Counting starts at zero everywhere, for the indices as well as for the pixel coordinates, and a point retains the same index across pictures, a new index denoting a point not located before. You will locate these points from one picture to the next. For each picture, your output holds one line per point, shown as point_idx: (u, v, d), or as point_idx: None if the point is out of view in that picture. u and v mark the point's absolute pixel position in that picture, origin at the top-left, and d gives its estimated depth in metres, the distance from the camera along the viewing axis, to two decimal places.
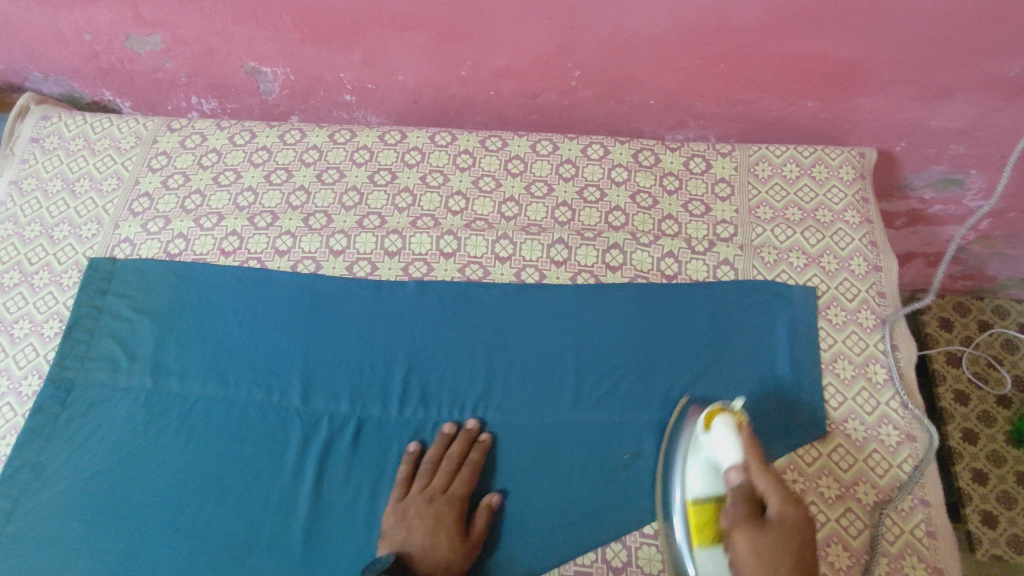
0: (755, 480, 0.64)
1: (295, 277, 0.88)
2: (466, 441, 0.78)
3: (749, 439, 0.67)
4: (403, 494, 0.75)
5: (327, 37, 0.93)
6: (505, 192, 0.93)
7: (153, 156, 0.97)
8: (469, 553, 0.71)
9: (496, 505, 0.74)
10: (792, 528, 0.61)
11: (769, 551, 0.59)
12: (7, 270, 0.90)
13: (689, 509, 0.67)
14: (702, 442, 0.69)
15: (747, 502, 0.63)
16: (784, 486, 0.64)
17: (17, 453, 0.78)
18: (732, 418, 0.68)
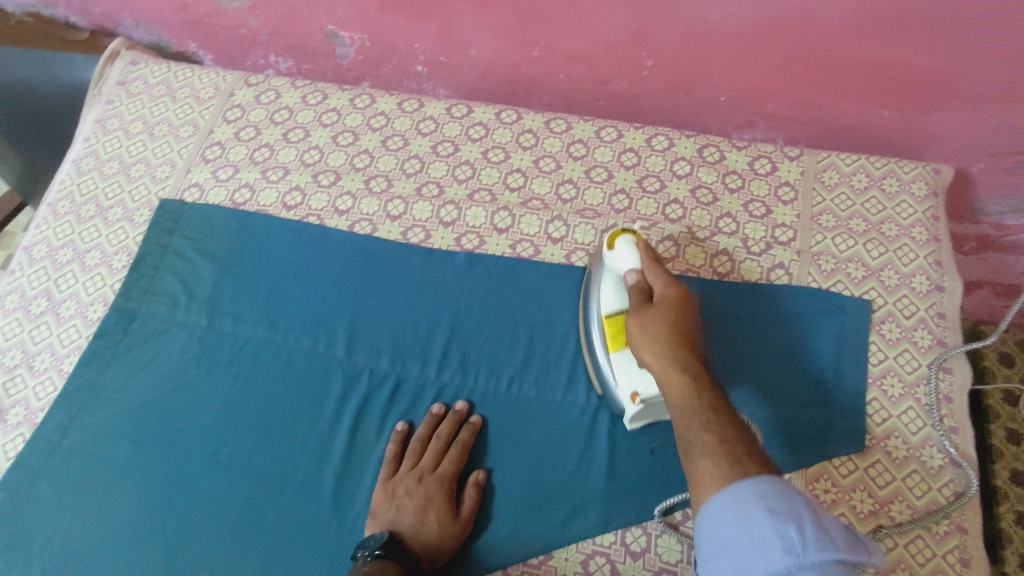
0: (648, 277, 0.71)
1: (352, 236, 0.90)
2: (455, 423, 0.78)
3: (644, 249, 0.73)
4: (392, 471, 0.76)
5: (406, 6, 0.95)
6: (564, 174, 0.94)
7: (229, 107, 1.00)
8: (458, 532, 0.71)
9: (483, 481, 0.75)
10: (673, 302, 0.67)
11: (654, 325, 0.65)
12: (85, 203, 0.94)
13: (606, 324, 0.76)
14: (608, 264, 0.76)
15: (642, 294, 0.70)
16: (670, 276, 0.70)
17: (79, 372, 0.83)
18: (631, 236, 0.75)
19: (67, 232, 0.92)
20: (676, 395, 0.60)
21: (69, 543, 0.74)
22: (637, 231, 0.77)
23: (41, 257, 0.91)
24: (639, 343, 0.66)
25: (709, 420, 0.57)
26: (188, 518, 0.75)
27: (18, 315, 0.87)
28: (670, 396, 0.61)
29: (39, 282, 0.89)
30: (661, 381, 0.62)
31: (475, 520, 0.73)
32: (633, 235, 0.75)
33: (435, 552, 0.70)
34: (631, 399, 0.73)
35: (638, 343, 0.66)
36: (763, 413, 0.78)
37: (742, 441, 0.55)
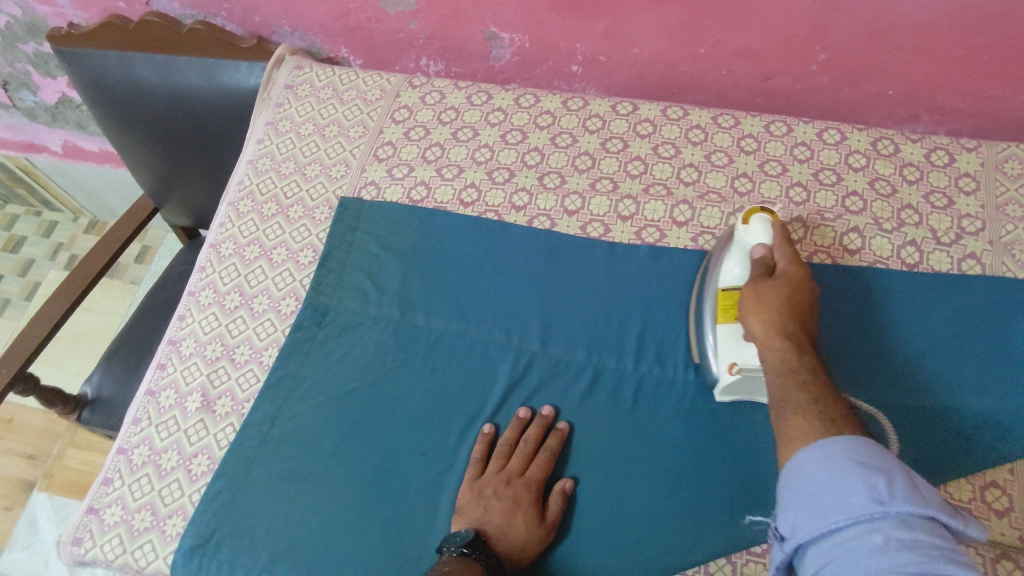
0: (777, 254, 0.76)
1: (533, 231, 0.92)
2: (543, 427, 0.78)
3: (779, 229, 0.78)
4: (479, 472, 0.76)
5: (577, 6, 0.96)
6: (738, 168, 0.94)
7: (396, 109, 1.03)
8: (543, 537, 0.71)
9: (570, 491, 0.74)
10: (795, 279, 0.73)
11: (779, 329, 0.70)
12: (266, 201, 0.97)
13: (720, 296, 0.78)
14: (736, 232, 0.80)
15: (765, 265, 0.75)
16: (796, 257, 0.76)
17: (281, 364, 0.84)
18: (768, 216, 0.78)
19: (252, 229, 0.95)
20: (775, 381, 0.67)
21: (290, 530, 0.75)
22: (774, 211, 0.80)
23: (230, 254, 0.94)
24: (753, 309, 0.72)
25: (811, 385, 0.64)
26: (405, 507, 0.76)
27: (214, 310, 0.90)
28: (776, 359, 0.68)
29: (230, 278, 0.92)
30: (761, 342, 0.71)
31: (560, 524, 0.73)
32: (770, 217, 0.78)
33: (520, 554, 0.70)
34: (727, 368, 0.75)
35: (755, 317, 0.72)
36: (975, 405, 0.77)
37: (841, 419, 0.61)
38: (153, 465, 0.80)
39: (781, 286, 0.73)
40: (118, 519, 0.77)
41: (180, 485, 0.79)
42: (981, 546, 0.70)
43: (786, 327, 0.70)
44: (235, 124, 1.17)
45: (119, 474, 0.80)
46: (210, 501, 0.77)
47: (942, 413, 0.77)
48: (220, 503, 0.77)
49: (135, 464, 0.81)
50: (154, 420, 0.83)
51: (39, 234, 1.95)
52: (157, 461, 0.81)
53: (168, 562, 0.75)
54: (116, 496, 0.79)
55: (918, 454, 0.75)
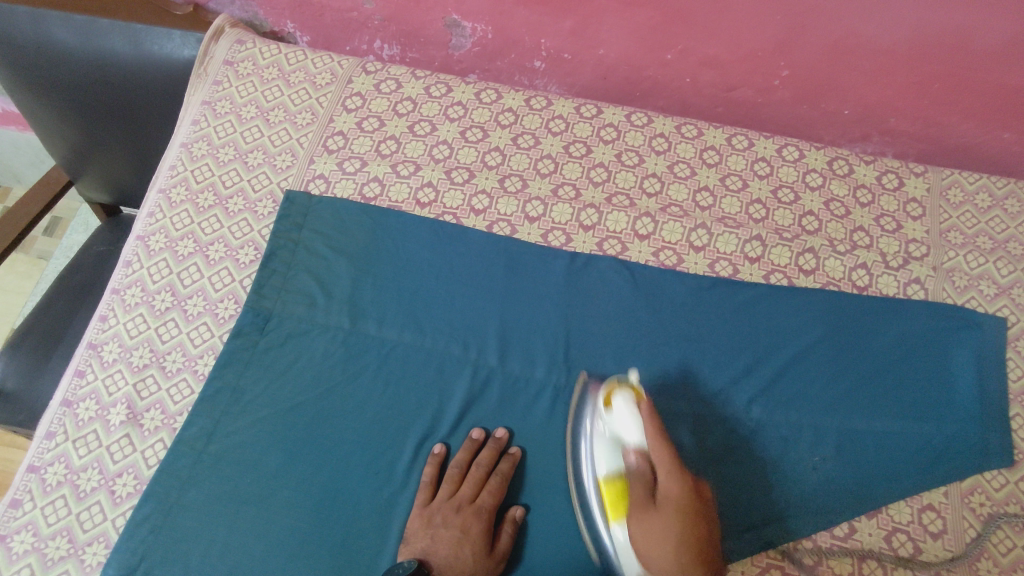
0: (653, 456, 0.69)
1: (492, 237, 0.88)
2: (495, 451, 0.76)
3: (647, 411, 0.70)
4: (428, 499, 0.74)
5: (546, 1, 0.92)
6: (700, 182, 0.93)
7: (348, 96, 0.96)
8: (492, 568, 0.69)
9: (519, 519, 0.73)
10: (679, 503, 0.66)
11: (668, 517, 0.65)
12: (201, 191, 0.89)
13: (602, 486, 0.71)
14: (604, 419, 0.74)
15: (643, 482, 0.68)
16: (675, 458, 0.68)
17: (218, 374, 0.78)
18: (630, 394, 0.72)
19: (186, 222, 0.87)
20: None
21: (229, 557, 0.70)
22: (637, 383, 0.74)
23: (160, 249, 0.86)
24: (643, 541, 0.66)
25: None
26: (358, 530, 0.72)
27: (141, 311, 0.82)
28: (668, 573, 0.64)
29: (160, 276, 0.84)
30: (643, 547, 0.66)
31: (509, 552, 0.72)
32: (635, 396, 0.72)
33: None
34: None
35: (649, 553, 0.65)
36: (913, 429, 0.81)
37: None
38: (70, 485, 0.73)
39: (662, 518, 0.66)
40: (29, 547, 0.70)
41: (102, 508, 0.72)
42: (915, 566, 0.74)
43: (681, 499, 0.66)
44: (167, 95, 1.07)
45: (30, 495, 0.72)
46: (136, 527, 0.70)
47: (880, 437, 0.80)
48: (149, 527, 0.70)
49: (48, 485, 0.73)
50: (71, 434, 0.75)
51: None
52: (75, 481, 0.73)
53: None
54: (26, 521, 0.71)
55: (857, 477, 0.78)
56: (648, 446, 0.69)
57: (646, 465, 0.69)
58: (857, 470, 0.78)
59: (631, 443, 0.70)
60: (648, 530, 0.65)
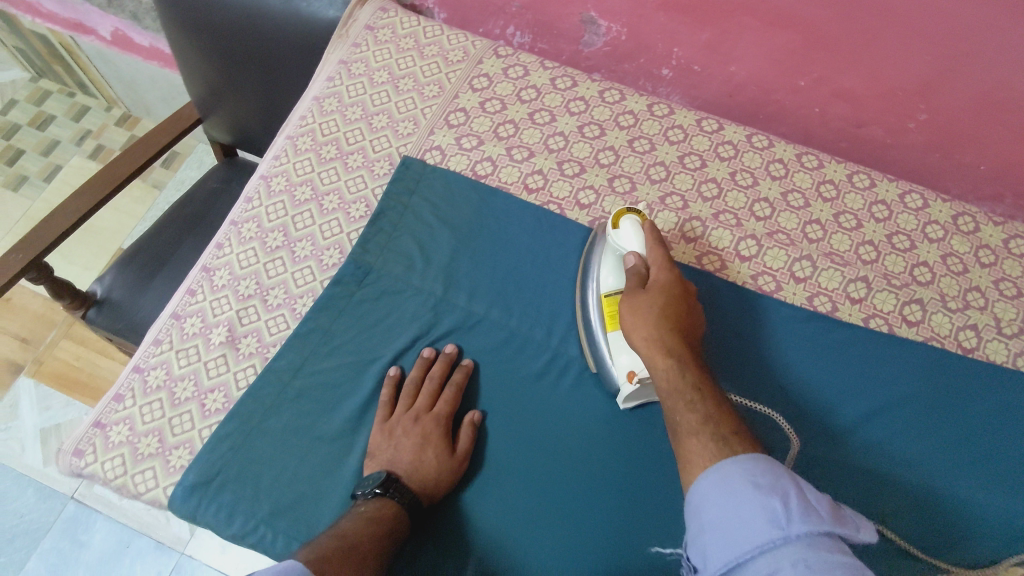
0: (649, 257, 0.76)
1: (593, 233, 0.88)
2: (447, 364, 0.80)
3: (649, 230, 0.78)
4: (387, 415, 0.77)
5: (687, 10, 0.91)
6: (812, 213, 0.91)
7: (476, 75, 0.99)
8: (454, 468, 0.72)
9: (478, 422, 0.76)
10: (664, 288, 0.72)
11: (643, 300, 0.71)
12: (325, 143, 0.93)
13: (604, 302, 0.78)
14: (610, 238, 0.80)
15: (636, 275, 0.75)
16: (667, 259, 0.75)
17: (313, 315, 0.82)
18: (634, 216, 0.80)
19: (307, 169, 0.92)
20: (660, 366, 0.67)
21: (296, 486, 0.73)
22: (638, 211, 0.81)
23: (280, 191, 0.90)
24: (631, 326, 0.71)
25: (694, 400, 0.63)
26: None
27: (254, 246, 0.87)
28: (664, 375, 0.66)
29: (276, 216, 0.89)
30: (649, 361, 0.68)
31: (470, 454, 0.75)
32: (638, 220, 0.80)
33: (433, 485, 0.71)
34: (626, 379, 0.73)
35: (634, 321, 0.70)
36: (1000, 501, 0.75)
37: (729, 425, 0.60)
38: (168, 391, 0.78)
39: (650, 293, 0.72)
40: (124, 439, 0.76)
41: (192, 417, 0.77)
42: None
43: (664, 337, 0.68)
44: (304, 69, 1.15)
45: (132, 393, 0.78)
46: (219, 441, 0.75)
47: (964, 505, 0.75)
48: (229, 444, 0.75)
49: (149, 387, 0.79)
50: (176, 345, 0.81)
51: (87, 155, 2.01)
52: (172, 388, 0.79)
53: (168, 493, 0.74)
54: (125, 415, 0.77)
55: (924, 532, 0.73)
56: (647, 250, 0.77)
57: (642, 266, 0.76)
58: (925, 524, 0.74)
59: (631, 251, 0.77)
60: (632, 319, 0.71)
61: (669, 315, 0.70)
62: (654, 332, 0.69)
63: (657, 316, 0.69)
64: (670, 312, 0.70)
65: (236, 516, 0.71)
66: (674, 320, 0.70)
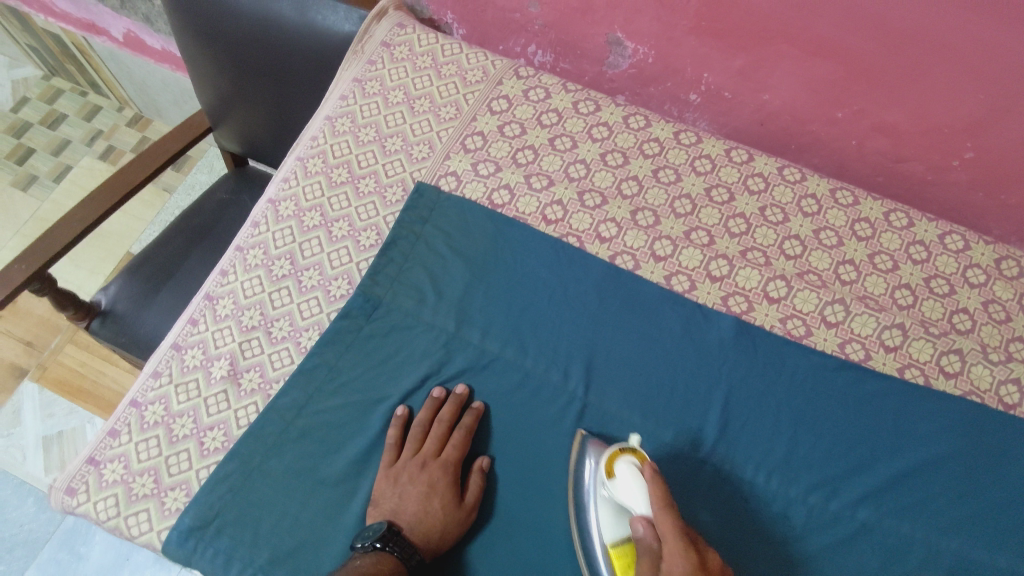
0: (657, 522, 0.60)
1: (614, 269, 0.84)
2: (458, 406, 0.76)
3: (649, 476, 0.63)
4: (393, 459, 0.73)
5: (720, 35, 0.87)
6: (846, 253, 0.86)
7: (495, 97, 0.95)
8: (460, 520, 0.69)
9: (488, 469, 0.73)
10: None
11: (672, 555, 0.57)
12: (336, 166, 0.90)
13: (611, 554, 0.65)
14: (604, 487, 0.67)
15: (648, 555, 0.60)
16: (678, 516, 0.60)
17: (319, 350, 0.78)
18: (632, 458, 0.66)
19: (317, 193, 0.88)
20: None
21: (296, 534, 0.69)
22: (638, 449, 0.68)
23: (288, 216, 0.87)
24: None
25: None
26: None
27: (259, 274, 0.83)
28: None
29: (284, 242, 0.85)
30: None
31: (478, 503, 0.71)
32: (637, 461, 0.66)
33: (438, 539, 0.67)
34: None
35: None
36: None
37: None
38: (165, 428, 0.75)
39: (665, 556, 0.57)
40: (118, 478, 0.72)
41: (190, 456, 0.74)
42: None
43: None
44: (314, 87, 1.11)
45: (128, 428, 0.75)
46: (216, 483, 0.71)
47: None
48: (228, 486, 0.71)
49: (146, 422, 0.75)
50: (175, 378, 0.78)
51: (99, 155, 1.99)
52: (170, 424, 0.75)
53: (162, 537, 0.70)
54: (120, 452, 0.74)
55: None
56: (653, 516, 0.61)
57: (650, 538, 0.61)
58: None
59: (636, 512, 0.63)
60: None
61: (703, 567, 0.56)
62: None
63: None
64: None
65: (231, 564, 0.68)
66: None
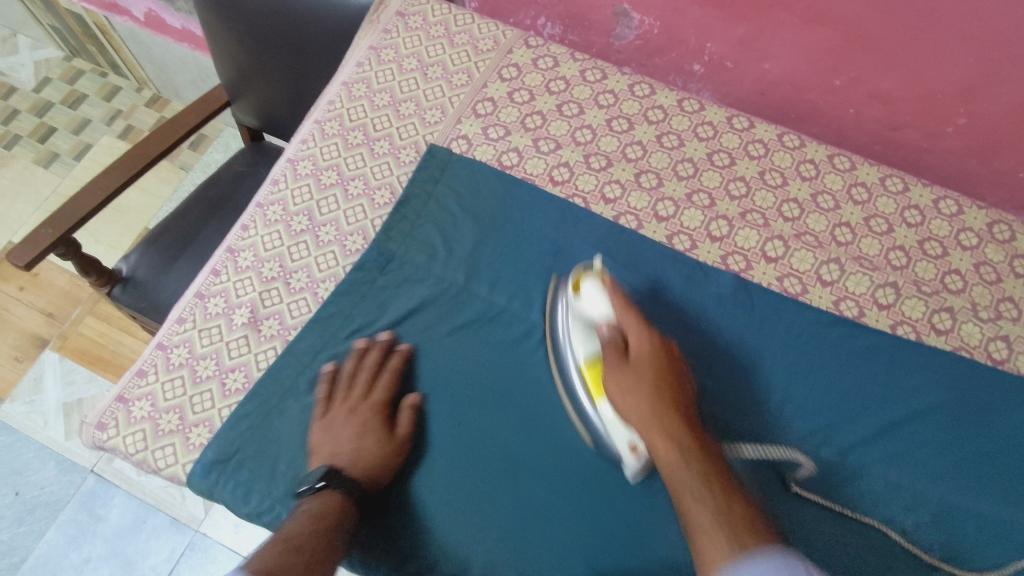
0: (622, 319, 0.73)
1: (618, 228, 0.87)
2: (384, 350, 0.79)
3: (614, 287, 0.75)
4: (326, 409, 0.75)
5: (722, 4, 0.90)
6: (842, 216, 0.89)
7: (505, 65, 0.98)
8: (396, 453, 0.72)
9: (417, 407, 0.76)
10: (648, 362, 0.70)
11: (644, 356, 0.70)
12: (353, 128, 0.94)
13: (585, 372, 0.74)
14: (573, 308, 0.77)
15: (615, 346, 0.72)
16: (643, 323, 0.73)
17: (335, 300, 0.82)
18: (593, 276, 0.77)
19: (334, 154, 0.92)
20: (665, 462, 0.62)
21: None
22: (599, 269, 0.79)
23: (306, 174, 0.91)
24: (620, 395, 0.68)
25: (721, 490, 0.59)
26: (427, 476, 0.73)
27: (278, 229, 0.87)
28: (666, 469, 0.62)
29: (302, 199, 0.89)
30: (648, 441, 0.65)
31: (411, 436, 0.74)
32: (599, 279, 0.77)
33: (376, 476, 0.70)
34: (629, 451, 0.70)
35: (619, 400, 0.68)
36: None
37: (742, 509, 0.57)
38: (190, 368, 0.79)
39: (636, 364, 0.69)
40: (146, 414, 0.77)
41: (212, 396, 0.78)
42: None
43: (659, 399, 0.66)
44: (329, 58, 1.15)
45: (155, 369, 0.79)
46: (237, 421, 0.75)
47: (985, 519, 0.73)
48: (248, 424, 0.75)
49: (172, 364, 0.79)
50: (199, 324, 0.82)
51: (117, 134, 2.05)
52: (194, 366, 0.79)
53: (187, 470, 0.74)
54: (147, 391, 0.78)
55: (945, 548, 0.72)
56: (617, 314, 0.74)
57: (616, 334, 0.73)
58: (947, 542, 0.72)
59: (597, 316, 0.75)
60: (620, 402, 0.68)
61: (660, 386, 0.68)
62: (656, 421, 0.65)
63: (649, 387, 0.67)
64: (661, 381, 0.68)
65: (251, 495, 0.72)
66: (672, 399, 0.67)
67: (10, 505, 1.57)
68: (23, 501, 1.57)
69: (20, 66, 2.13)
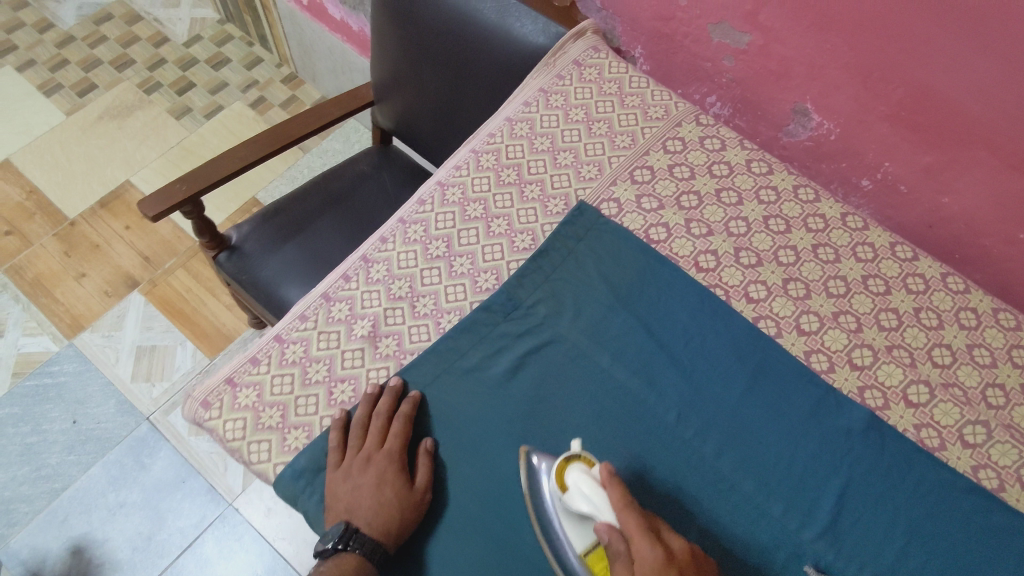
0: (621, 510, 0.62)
1: (756, 331, 0.83)
2: (394, 398, 0.75)
3: (603, 476, 0.64)
4: (339, 461, 0.72)
5: (918, 128, 0.86)
6: (997, 375, 0.83)
7: (670, 137, 0.96)
8: (415, 504, 0.69)
9: (431, 450, 0.73)
10: (659, 566, 0.57)
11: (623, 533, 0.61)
12: (507, 166, 0.93)
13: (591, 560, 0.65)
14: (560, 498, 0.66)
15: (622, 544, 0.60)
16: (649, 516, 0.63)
17: (454, 334, 0.80)
18: (581, 464, 0.67)
19: (484, 187, 0.92)
20: None
21: None
22: (586, 456, 0.69)
23: (453, 201, 0.90)
24: None
25: None
26: (514, 534, 0.70)
27: (415, 249, 0.87)
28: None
29: (445, 225, 0.89)
30: None
31: (431, 486, 0.71)
32: (586, 466, 0.67)
33: (397, 528, 0.67)
34: None
35: None
36: None
37: None
38: (301, 368, 0.78)
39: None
40: (250, 403, 0.76)
41: (317, 401, 0.77)
42: None
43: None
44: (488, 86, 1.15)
45: (268, 360, 0.79)
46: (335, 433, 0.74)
47: None
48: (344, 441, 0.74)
49: (285, 358, 0.79)
50: (320, 325, 0.81)
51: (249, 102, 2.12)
52: (306, 366, 0.78)
53: (276, 471, 0.73)
54: (256, 380, 0.77)
55: None
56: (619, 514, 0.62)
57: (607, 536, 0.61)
58: None
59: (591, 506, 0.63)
60: None
61: None
62: None
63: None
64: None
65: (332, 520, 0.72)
66: None
67: (65, 432, 1.60)
68: (76, 431, 1.60)
69: (178, 20, 2.24)
